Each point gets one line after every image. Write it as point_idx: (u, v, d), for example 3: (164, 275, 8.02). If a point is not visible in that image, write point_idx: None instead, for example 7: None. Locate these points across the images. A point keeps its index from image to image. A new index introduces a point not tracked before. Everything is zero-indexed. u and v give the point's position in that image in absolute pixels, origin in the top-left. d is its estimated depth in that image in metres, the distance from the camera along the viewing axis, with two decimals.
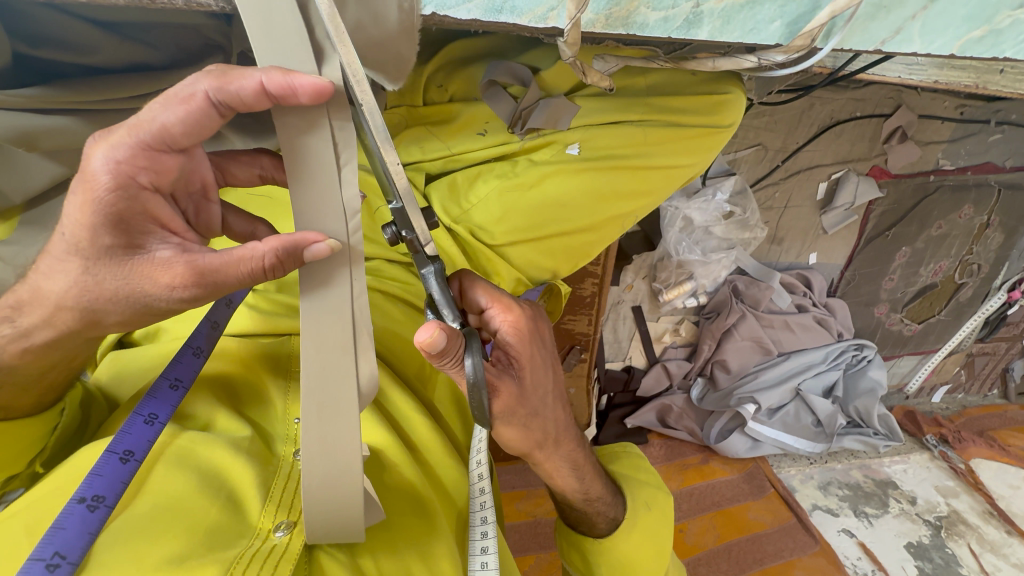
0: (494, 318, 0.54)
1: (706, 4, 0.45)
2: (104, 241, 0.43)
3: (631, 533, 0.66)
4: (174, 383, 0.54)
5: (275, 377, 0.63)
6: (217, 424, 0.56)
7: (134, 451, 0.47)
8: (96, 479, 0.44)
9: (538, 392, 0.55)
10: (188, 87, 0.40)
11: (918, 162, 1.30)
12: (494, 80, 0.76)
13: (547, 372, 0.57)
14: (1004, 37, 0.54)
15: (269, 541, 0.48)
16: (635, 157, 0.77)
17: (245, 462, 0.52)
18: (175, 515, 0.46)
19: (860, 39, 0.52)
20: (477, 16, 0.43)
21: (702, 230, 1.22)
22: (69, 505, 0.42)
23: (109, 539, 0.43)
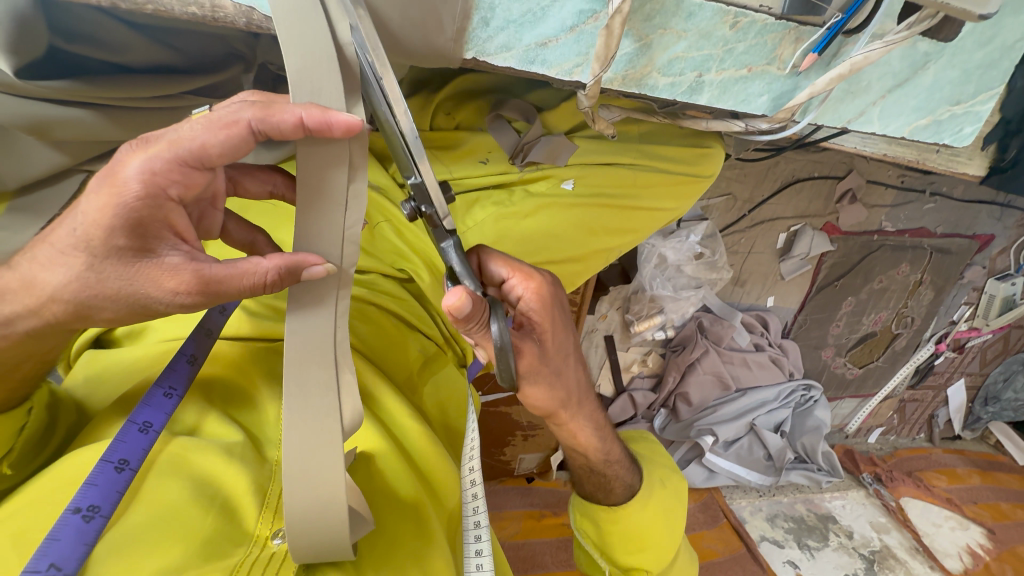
0: (516, 287, 0.57)
1: (707, 75, 0.52)
2: (118, 242, 0.43)
3: (644, 507, 0.72)
4: (168, 391, 0.55)
5: (266, 381, 0.63)
6: (206, 429, 0.56)
7: (129, 460, 0.48)
8: (92, 489, 0.45)
9: (556, 356, 0.60)
10: (233, 114, 0.42)
11: (864, 222, 1.44)
12: (500, 113, 0.81)
13: (567, 336, 0.61)
14: (944, 126, 0.63)
15: (268, 548, 0.50)
16: (624, 197, 0.83)
17: (238, 465, 0.53)
18: (170, 523, 0.47)
19: (832, 117, 0.59)
20: (511, 64, 0.48)
21: (675, 268, 1.30)
22: (65, 516, 0.43)
23: (107, 547, 0.44)
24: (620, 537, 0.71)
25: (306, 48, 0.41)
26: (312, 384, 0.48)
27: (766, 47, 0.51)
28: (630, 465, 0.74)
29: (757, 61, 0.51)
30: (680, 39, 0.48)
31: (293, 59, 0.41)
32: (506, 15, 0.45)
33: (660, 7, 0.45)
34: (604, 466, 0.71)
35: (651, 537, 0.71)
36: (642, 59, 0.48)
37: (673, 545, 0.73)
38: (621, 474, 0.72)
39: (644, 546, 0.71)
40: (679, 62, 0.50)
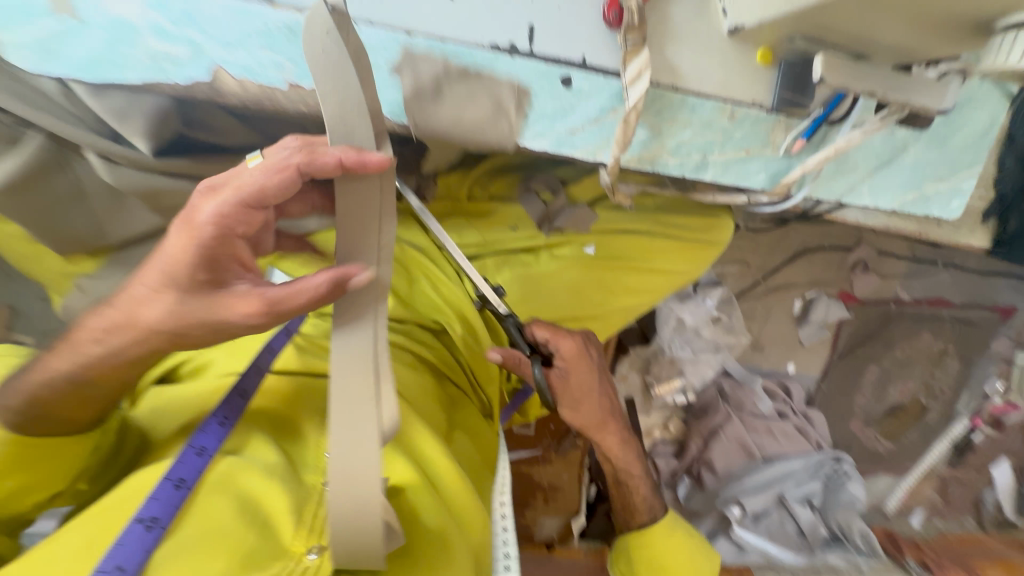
0: (553, 344, 0.73)
1: (710, 156, 0.60)
2: (198, 276, 0.52)
3: (665, 536, 0.80)
4: (222, 420, 0.62)
5: (310, 410, 0.67)
6: (250, 451, 0.60)
7: (186, 480, 0.54)
8: (154, 502, 0.52)
9: (586, 388, 0.76)
10: (283, 159, 0.50)
11: (880, 291, 1.48)
12: (530, 187, 0.91)
13: (593, 371, 0.76)
14: (930, 201, 0.70)
15: (303, 563, 0.51)
16: (641, 260, 0.92)
17: (279, 484, 0.56)
18: (217, 538, 0.50)
19: (827, 189, 0.66)
20: (546, 147, 0.57)
21: (693, 331, 1.34)
22: (131, 525, 0.49)
23: (162, 557, 0.48)
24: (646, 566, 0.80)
25: (339, 99, 0.46)
26: (352, 399, 0.50)
27: (760, 134, 0.60)
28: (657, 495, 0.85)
29: (753, 145, 0.60)
30: (685, 128, 0.58)
31: (330, 107, 0.47)
32: (541, 111, 0.55)
33: (667, 105, 0.56)
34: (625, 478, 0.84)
35: (669, 565, 0.79)
36: (654, 143, 0.58)
37: None
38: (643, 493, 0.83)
39: None
40: (685, 146, 0.59)
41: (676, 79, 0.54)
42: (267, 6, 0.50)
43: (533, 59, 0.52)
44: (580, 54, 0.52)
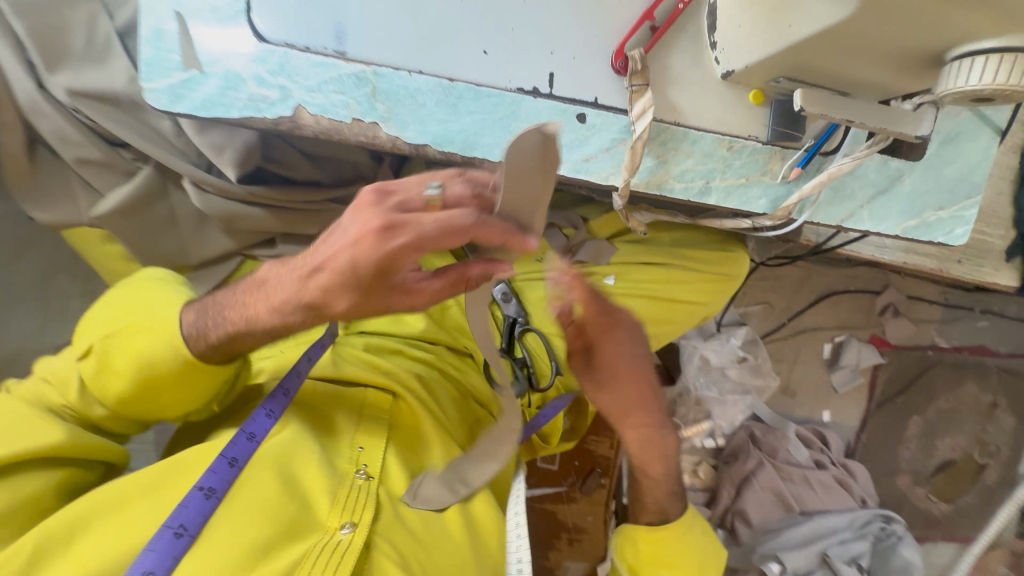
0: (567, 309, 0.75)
1: (712, 183, 0.66)
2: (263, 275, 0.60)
3: (679, 534, 0.79)
4: (269, 412, 0.66)
5: (345, 408, 0.73)
6: (295, 437, 0.66)
7: (238, 459, 0.61)
8: (212, 474, 0.59)
9: (630, 368, 0.79)
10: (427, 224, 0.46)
11: (914, 336, 1.45)
12: (552, 222, 0.97)
13: (640, 356, 0.80)
14: (934, 228, 0.72)
15: (336, 535, 0.60)
16: (661, 291, 0.97)
17: (318, 466, 0.65)
18: (265, 508, 0.59)
19: (826, 216, 0.70)
20: (563, 171, 0.63)
21: (719, 372, 1.33)
22: (192, 492, 0.57)
23: (217, 520, 0.57)
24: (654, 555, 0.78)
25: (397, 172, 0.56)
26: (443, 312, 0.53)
27: (758, 163, 0.67)
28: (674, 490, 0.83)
29: (752, 172, 0.67)
30: (687, 157, 0.65)
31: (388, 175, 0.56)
32: (559, 142, 0.62)
33: (671, 137, 0.64)
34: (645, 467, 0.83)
35: (679, 563, 0.78)
36: (660, 169, 0.65)
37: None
38: (659, 492, 0.82)
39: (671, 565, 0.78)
40: (689, 173, 0.66)
41: (677, 116, 0.63)
42: (341, 60, 0.56)
43: (553, 98, 0.61)
44: (593, 95, 0.61)
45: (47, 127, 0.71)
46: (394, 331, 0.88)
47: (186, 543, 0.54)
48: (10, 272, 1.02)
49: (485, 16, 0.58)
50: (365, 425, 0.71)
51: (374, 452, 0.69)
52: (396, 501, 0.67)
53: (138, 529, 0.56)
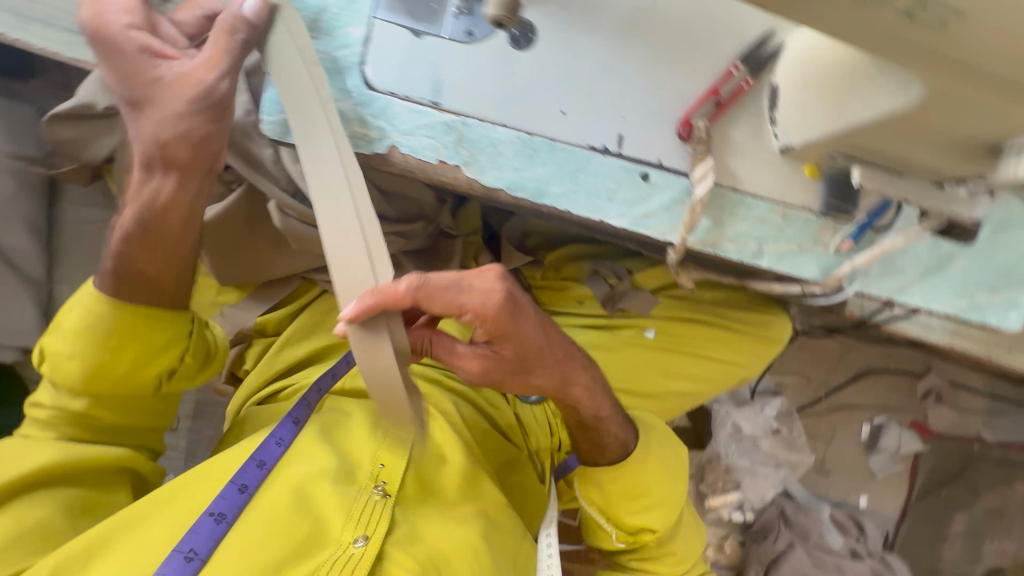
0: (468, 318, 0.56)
1: (765, 247, 0.69)
2: None
3: (641, 463, 0.77)
4: (278, 441, 0.68)
5: (366, 421, 0.74)
6: (308, 456, 0.68)
7: (248, 485, 0.64)
8: (222, 500, 0.62)
9: (537, 350, 0.61)
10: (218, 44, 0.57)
11: (957, 426, 1.40)
12: (597, 270, 1.02)
13: (536, 330, 0.60)
14: (985, 309, 0.73)
15: (349, 551, 0.62)
16: (699, 348, 0.98)
17: (330, 486, 0.66)
18: (277, 530, 0.61)
19: (877, 287, 0.72)
20: (625, 225, 0.67)
21: (751, 441, 1.29)
22: (204, 516, 0.60)
23: (229, 542, 0.60)
24: (623, 494, 0.78)
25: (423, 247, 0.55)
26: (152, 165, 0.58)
27: (811, 232, 0.69)
28: (626, 423, 0.77)
29: (804, 241, 0.69)
30: (742, 220, 0.68)
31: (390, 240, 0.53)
32: (622, 198, 0.66)
33: (727, 201, 0.68)
34: (594, 423, 0.74)
35: (653, 489, 0.78)
36: (716, 230, 0.68)
37: (677, 495, 0.80)
38: (614, 432, 0.76)
39: (647, 496, 0.78)
40: (743, 236, 0.69)
41: (735, 182, 0.67)
42: (435, 109, 0.63)
43: (620, 158, 0.66)
44: (656, 157, 0.66)
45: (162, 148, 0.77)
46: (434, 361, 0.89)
47: (195, 567, 0.57)
48: (88, 273, 1.10)
49: (563, 80, 0.64)
50: (386, 442, 0.72)
51: (394, 469, 0.70)
52: (411, 518, 0.68)
53: (156, 544, 0.59)
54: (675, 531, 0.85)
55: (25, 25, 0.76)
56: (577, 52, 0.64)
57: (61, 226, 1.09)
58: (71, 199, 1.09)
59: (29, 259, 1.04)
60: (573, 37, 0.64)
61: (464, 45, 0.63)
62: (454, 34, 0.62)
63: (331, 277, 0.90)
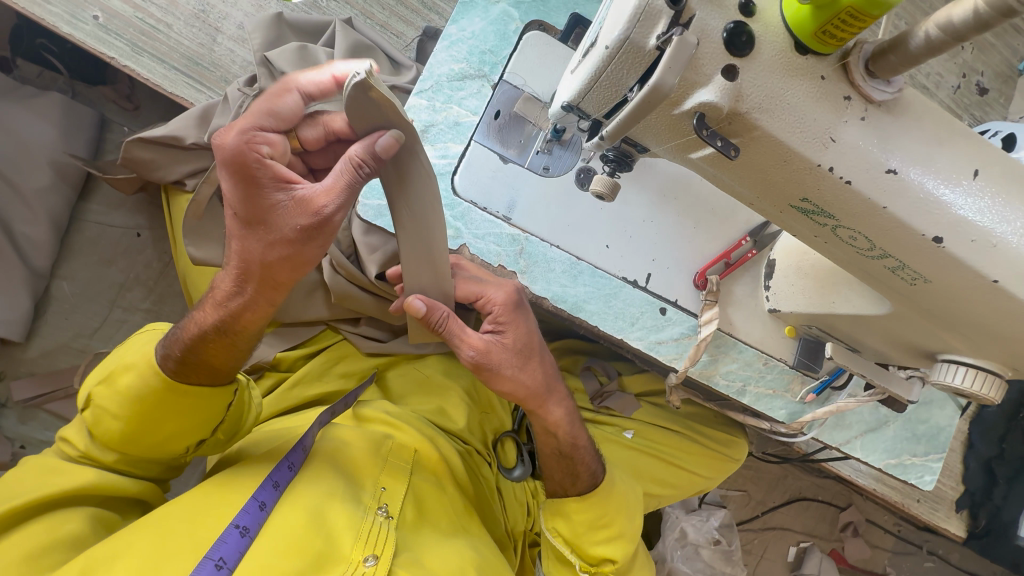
0: (486, 303, 0.69)
1: (747, 386, 0.82)
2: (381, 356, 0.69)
3: (608, 494, 0.80)
4: (290, 465, 0.70)
5: (367, 450, 0.77)
6: (322, 478, 0.71)
7: (265, 503, 0.66)
8: (245, 515, 0.64)
9: (530, 346, 0.70)
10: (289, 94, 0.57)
11: (869, 561, 1.54)
12: (590, 367, 1.13)
13: (536, 330, 0.72)
14: (908, 469, 0.88)
15: (361, 568, 0.64)
16: (671, 456, 1.08)
17: (341, 506, 0.68)
18: (294, 544, 0.63)
19: (829, 436, 0.86)
20: (641, 345, 0.78)
21: (694, 548, 1.37)
22: (230, 528, 0.62)
23: (253, 555, 0.61)
24: (589, 525, 0.80)
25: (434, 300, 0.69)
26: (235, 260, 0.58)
27: (784, 381, 0.84)
28: (596, 454, 0.82)
29: (779, 387, 0.83)
30: (733, 360, 0.82)
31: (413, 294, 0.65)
32: (642, 325, 0.78)
33: (724, 342, 0.82)
34: (572, 452, 0.79)
35: (616, 521, 0.81)
36: (710, 365, 0.81)
37: (635, 530, 0.83)
38: (588, 461, 0.80)
39: (610, 531, 0.81)
40: (732, 373, 0.82)
41: (732, 329, 0.81)
42: (506, 223, 0.74)
43: (646, 291, 0.78)
44: (675, 296, 0.79)
45: None
46: (438, 422, 0.95)
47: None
48: (94, 275, 1.09)
49: (612, 222, 0.77)
50: (388, 469, 0.76)
51: (396, 493, 0.74)
52: (413, 544, 0.70)
53: (179, 555, 0.59)
54: (636, 564, 0.88)
55: (136, 55, 0.82)
56: (627, 201, 0.77)
57: (82, 224, 1.09)
58: (100, 200, 1.10)
59: (38, 250, 1.03)
60: (628, 186, 0.77)
61: (540, 176, 0.74)
62: (533, 166, 0.74)
63: (355, 328, 0.97)
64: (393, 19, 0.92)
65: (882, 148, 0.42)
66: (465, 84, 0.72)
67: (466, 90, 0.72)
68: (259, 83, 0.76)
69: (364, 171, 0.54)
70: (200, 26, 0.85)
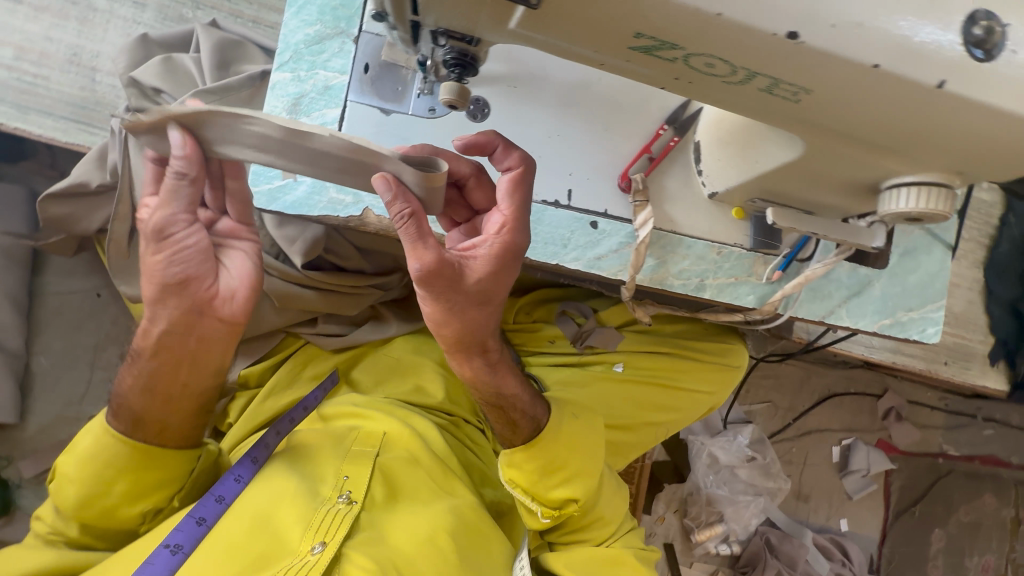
0: (495, 222, 0.64)
1: (705, 280, 0.77)
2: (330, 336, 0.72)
3: (555, 437, 0.79)
4: (237, 477, 0.72)
5: (322, 446, 0.77)
6: (276, 478, 0.71)
7: (206, 518, 0.67)
8: (179, 533, 0.64)
9: (491, 295, 0.64)
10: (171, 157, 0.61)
11: (921, 442, 1.47)
12: (565, 310, 1.09)
13: (507, 283, 0.65)
14: (907, 326, 0.82)
15: (307, 557, 0.63)
16: (667, 378, 1.04)
17: (290, 502, 0.68)
18: (236, 549, 0.63)
19: (809, 311, 0.80)
20: (580, 266, 0.75)
21: (729, 471, 1.31)
22: (160, 548, 0.62)
23: (191, 568, 0.62)
24: (545, 471, 0.79)
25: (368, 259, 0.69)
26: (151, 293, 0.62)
27: (745, 266, 0.78)
28: (536, 401, 0.80)
29: (740, 273, 0.78)
30: (684, 258, 0.77)
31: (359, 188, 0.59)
32: (576, 244, 0.74)
33: (668, 242, 0.76)
34: (501, 402, 0.76)
35: (570, 462, 0.80)
36: (660, 268, 0.76)
37: (598, 468, 0.83)
38: (523, 409, 0.78)
39: (567, 474, 0.80)
40: (686, 271, 0.77)
41: (674, 226, 0.76)
42: None
43: (572, 209, 0.74)
44: (603, 208, 0.75)
45: None
46: (415, 401, 0.93)
47: None
48: (69, 344, 1.12)
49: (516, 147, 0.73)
50: (351, 457, 0.76)
51: (358, 477, 0.73)
52: (377, 523, 0.70)
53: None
54: (602, 497, 0.89)
55: (24, 115, 0.87)
56: (526, 122, 0.73)
57: (42, 297, 1.11)
58: (53, 270, 1.12)
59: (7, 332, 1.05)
60: (522, 106, 0.73)
61: (429, 120, 0.71)
62: (418, 111, 0.71)
63: (315, 328, 0.96)
64: (262, 11, 0.99)
65: None
66: (325, 45, 0.70)
67: (328, 52, 0.70)
68: (130, 103, 0.81)
69: (173, 173, 0.55)
70: (76, 70, 0.90)
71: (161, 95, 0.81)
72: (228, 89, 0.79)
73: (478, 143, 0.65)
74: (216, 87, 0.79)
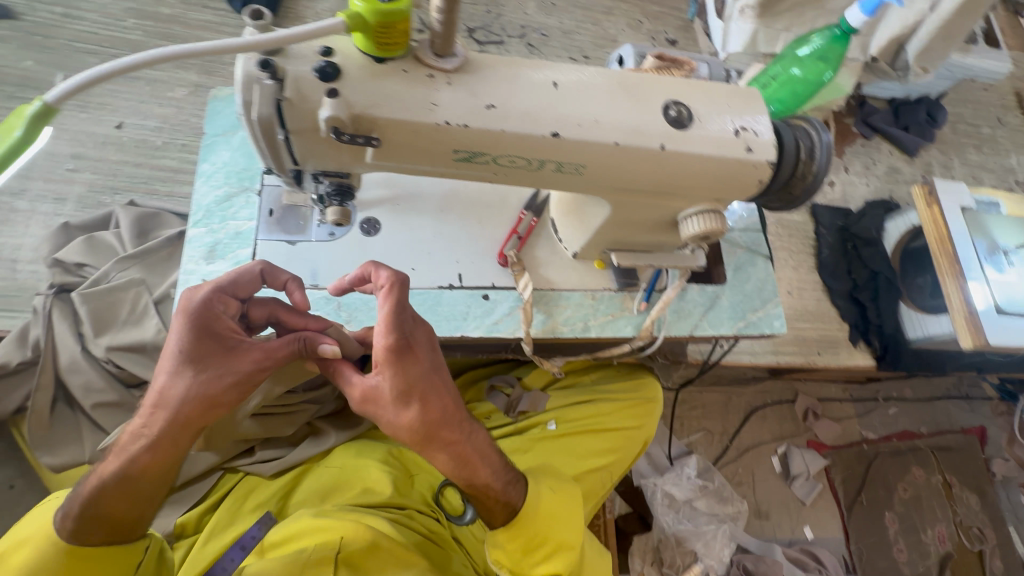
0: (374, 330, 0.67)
1: (589, 323, 0.92)
2: None
3: (536, 512, 0.81)
4: None
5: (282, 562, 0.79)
6: None
7: None
8: None
9: (410, 394, 0.67)
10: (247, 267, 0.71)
11: (843, 434, 1.61)
12: (494, 385, 1.20)
13: (426, 375, 0.68)
14: (760, 324, 1.00)
15: None
16: (598, 422, 1.14)
17: None
18: None
19: (679, 328, 0.97)
20: (481, 333, 0.87)
21: (688, 506, 1.36)
22: None
23: None
24: (529, 547, 0.82)
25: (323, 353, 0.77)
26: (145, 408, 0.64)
27: (616, 304, 0.95)
28: (517, 481, 0.81)
29: (615, 310, 0.94)
30: (566, 308, 0.92)
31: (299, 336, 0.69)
32: (474, 316, 0.88)
33: (549, 298, 0.92)
34: (481, 491, 0.77)
35: (553, 533, 0.82)
36: (549, 319, 0.91)
37: (577, 537, 0.84)
38: (503, 496, 0.79)
39: (550, 543, 0.82)
40: (571, 318, 0.92)
41: (551, 285, 0.93)
42: (317, 289, 0.83)
43: (464, 288, 0.89)
44: (490, 282, 0.90)
45: (78, 382, 0.84)
46: (363, 501, 0.94)
47: None
48: None
49: (408, 249, 0.88)
50: (310, 561, 0.79)
51: None
52: None
53: None
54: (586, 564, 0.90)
55: None
56: (412, 228, 0.90)
57: None
58: None
59: None
60: (406, 216, 0.90)
61: (330, 242, 0.85)
62: (320, 236, 0.85)
63: (252, 457, 0.98)
64: (175, 185, 1.16)
65: (472, 96, 0.57)
66: (232, 202, 0.85)
67: (235, 206, 0.85)
68: (53, 280, 0.89)
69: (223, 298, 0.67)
70: None
71: (84, 268, 0.92)
72: (148, 252, 0.92)
73: (361, 274, 0.73)
74: (138, 253, 0.91)
